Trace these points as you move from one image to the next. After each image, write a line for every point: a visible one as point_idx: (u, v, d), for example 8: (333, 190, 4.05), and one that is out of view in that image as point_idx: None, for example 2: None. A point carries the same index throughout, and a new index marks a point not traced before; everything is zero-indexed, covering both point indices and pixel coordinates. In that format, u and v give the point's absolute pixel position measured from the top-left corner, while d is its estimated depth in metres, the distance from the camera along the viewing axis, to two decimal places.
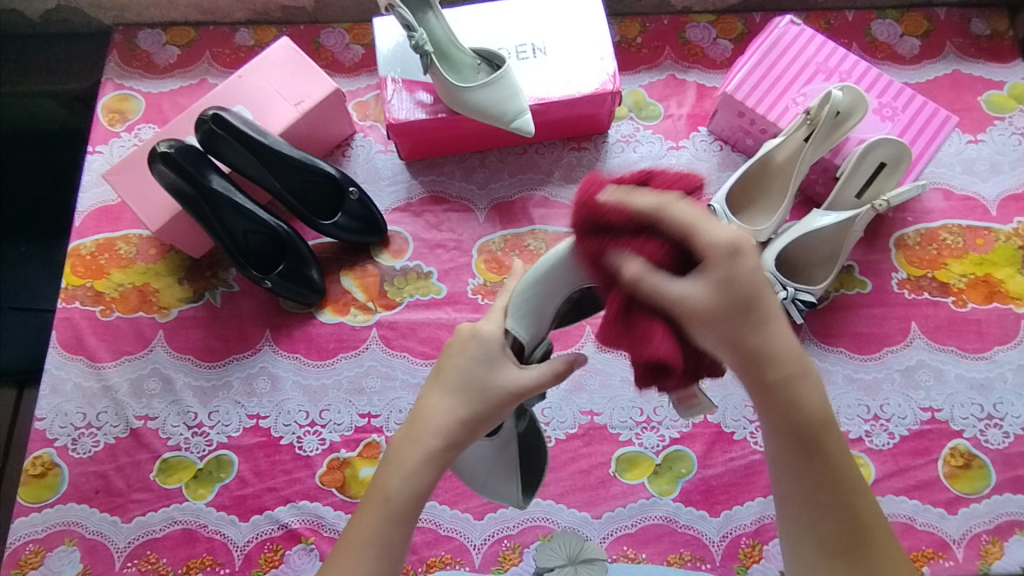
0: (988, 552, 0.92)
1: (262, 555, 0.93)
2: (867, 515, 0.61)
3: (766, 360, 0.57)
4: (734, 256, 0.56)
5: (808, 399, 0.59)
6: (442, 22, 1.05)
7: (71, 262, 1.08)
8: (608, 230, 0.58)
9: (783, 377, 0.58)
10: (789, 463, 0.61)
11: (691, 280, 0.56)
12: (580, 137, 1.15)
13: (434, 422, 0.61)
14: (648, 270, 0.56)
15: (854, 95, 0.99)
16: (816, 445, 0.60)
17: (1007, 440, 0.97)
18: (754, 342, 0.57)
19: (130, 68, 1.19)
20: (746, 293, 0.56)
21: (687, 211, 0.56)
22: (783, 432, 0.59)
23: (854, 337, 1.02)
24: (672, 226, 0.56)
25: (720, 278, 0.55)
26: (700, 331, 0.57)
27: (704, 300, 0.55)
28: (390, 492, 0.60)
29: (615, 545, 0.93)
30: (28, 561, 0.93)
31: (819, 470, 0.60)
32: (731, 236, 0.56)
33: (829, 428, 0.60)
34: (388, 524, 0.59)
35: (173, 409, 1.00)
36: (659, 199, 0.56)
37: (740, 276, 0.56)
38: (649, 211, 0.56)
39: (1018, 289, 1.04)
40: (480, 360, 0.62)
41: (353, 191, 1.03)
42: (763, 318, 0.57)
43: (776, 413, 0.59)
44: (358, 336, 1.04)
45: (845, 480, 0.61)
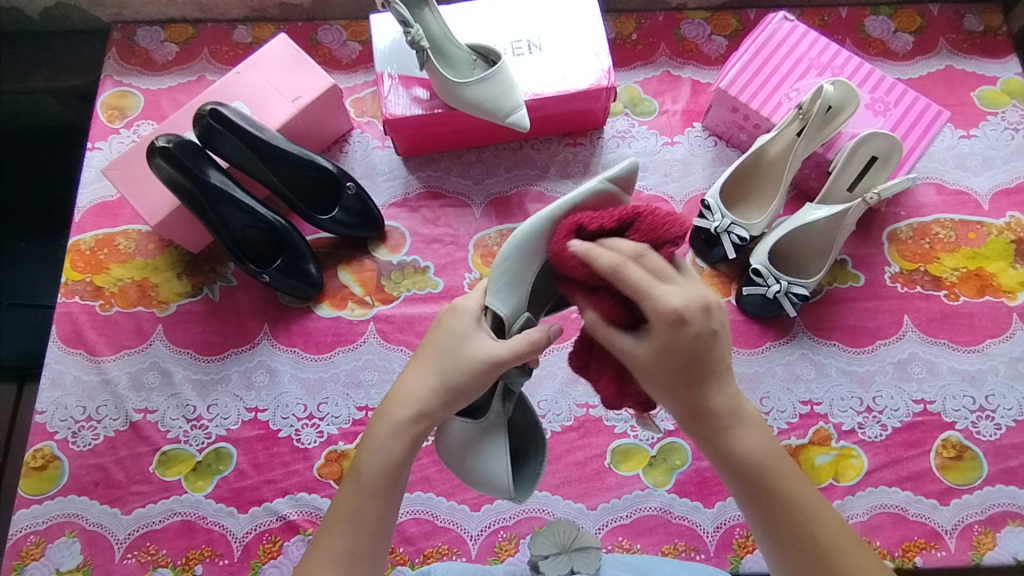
0: (980, 542, 0.92)
1: (260, 546, 0.94)
2: (830, 529, 0.59)
3: (703, 406, 0.59)
4: (679, 321, 0.56)
5: (741, 446, 0.60)
6: (437, 18, 1.05)
7: (71, 257, 1.09)
8: (583, 282, 0.62)
9: (716, 424, 0.60)
10: (741, 501, 0.61)
11: (634, 339, 0.59)
12: (576, 132, 1.15)
13: (408, 395, 0.63)
14: (600, 321, 0.61)
15: (846, 89, 0.99)
16: (762, 484, 0.59)
17: (999, 432, 0.97)
18: (694, 396, 0.59)
19: (129, 65, 1.20)
20: (690, 351, 0.57)
21: (635, 277, 0.56)
22: (729, 470, 0.60)
23: (847, 330, 1.03)
24: (627, 290, 0.57)
25: (658, 340, 0.57)
26: (643, 382, 0.60)
27: (641, 358, 0.58)
28: (361, 466, 0.62)
29: (610, 536, 0.93)
30: (29, 552, 0.94)
31: (772, 503, 0.59)
32: (680, 301, 0.56)
33: (773, 458, 0.60)
34: (362, 500, 0.61)
35: (173, 402, 1.01)
36: (618, 259, 0.57)
37: (683, 344, 0.57)
38: (609, 270, 0.57)
39: (1010, 282, 1.05)
40: (456, 333, 0.65)
41: (350, 186, 1.05)
42: (709, 373, 0.59)
43: (718, 456, 0.60)
44: (356, 329, 1.05)
45: (806, 505, 0.59)
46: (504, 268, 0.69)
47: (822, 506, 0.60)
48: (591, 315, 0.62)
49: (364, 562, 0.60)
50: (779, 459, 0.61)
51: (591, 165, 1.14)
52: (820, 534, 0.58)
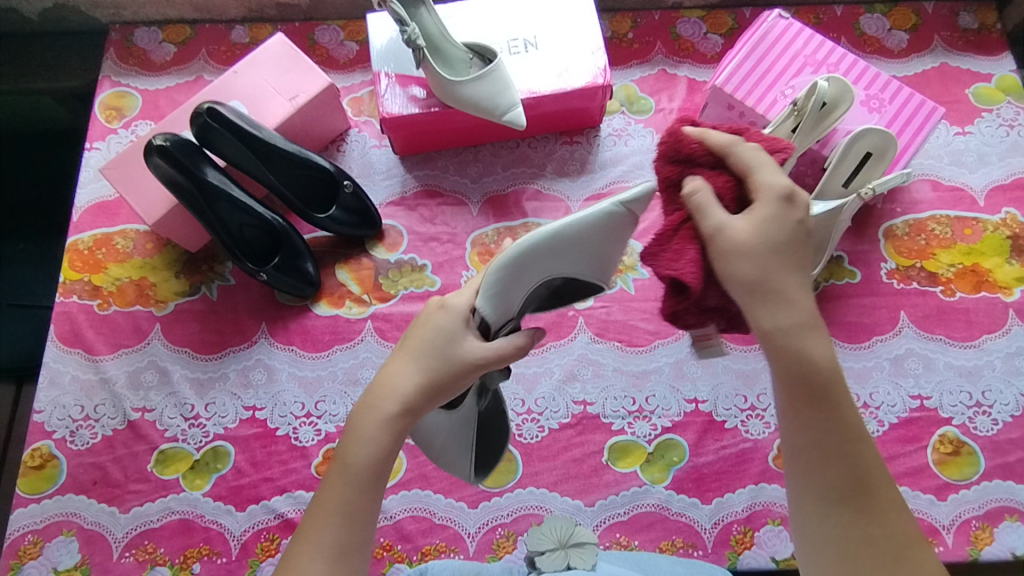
0: (978, 537, 0.92)
1: (258, 544, 0.94)
2: (875, 468, 0.58)
3: (781, 295, 0.59)
4: (784, 200, 0.61)
5: (812, 349, 0.59)
6: (434, 18, 1.06)
7: (69, 256, 1.09)
8: (692, 161, 0.66)
9: (798, 322, 0.59)
10: (791, 414, 0.59)
11: (733, 215, 0.61)
12: (572, 131, 1.16)
13: (394, 388, 0.62)
14: (702, 193, 0.62)
15: (840, 86, 1.00)
16: (817, 396, 0.58)
17: (996, 427, 0.98)
18: (778, 275, 0.59)
19: (127, 65, 1.20)
20: (789, 233, 0.61)
21: (750, 155, 0.63)
22: (788, 378, 0.59)
23: (844, 327, 1.03)
24: (736, 166, 0.64)
25: (764, 213, 0.60)
26: (732, 258, 0.60)
27: (735, 234, 0.60)
28: (350, 458, 0.60)
29: (608, 532, 0.94)
30: (27, 552, 0.94)
31: (824, 416, 0.58)
32: (784, 184, 0.62)
33: (836, 380, 0.59)
34: (351, 490, 0.59)
35: (171, 401, 1.01)
36: (733, 140, 0.64)
37: (785, 220, 0.61)
38: (722, 147, 0.64)
39: (1006, 278, 1.05)
40: (446, 329, 0.64)
41: (348, 184, 1.05)
42: (784, 272, 0.60)
43: (781, 359, 0.59)
44: (353, 328, 1.05)
45: (855, 432, 0.58)
46: (500, 276, 0.67)
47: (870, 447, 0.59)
48: (693, 188, 0.63)
49: (354, 555, 0.58)
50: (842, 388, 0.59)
51: (587, 163, 1.14)
52: (864, 467, 0.58)
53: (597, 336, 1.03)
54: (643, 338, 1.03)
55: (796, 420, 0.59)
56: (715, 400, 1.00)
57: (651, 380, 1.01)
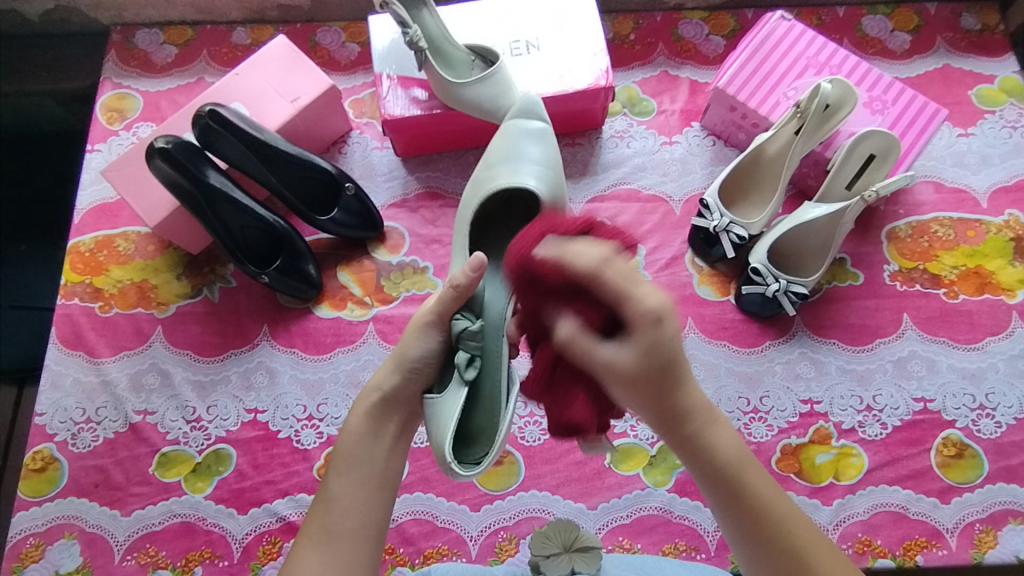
0: (982, 541, 0.92)
1: (260, 547, 0.94)
2: (807, 534, 0.61)
3: (682, 411, 0.61)
4: (657, 321, 0.54)
5: (719, 445, 0.63)
6: (436, 19, 1.05)
7: (70, 259, 1.09)
8: (547, 284, 0.55)
9: (701, 422, 0.62)
10: (715, 503, 0.64)
11: (614, 345, 0.56)
12: (574, 132, 1.16)
13: (377, 379, 0.74)
14: (579, 335, 0.55)
15: (843, 87, 1.00)
16: (735, 488, 0.62)
17: (999, 430, 0.97)
18: (673, 400, 0.60)
19: (129, 67, 1.20)
20: (671, 352, 0.56)
21: (620, 276, 0.53)
22: (706, 472, 0.63)
23: (846, 329, 1.03)
24: (607, 293, 0.54)
25: (644, 341, 0.55)
26: (617, 388, 0.57)
27: (625, 364, 0.55)
28: (344, 448, 0.71)
29: (610, 536, 0.93)
30: (28, 555, 0.94)
31: (746, 506, 0.62)
32: (659, 300, 0.54)
33: (747, 461, 0.64)
34: (342, 475, 0.68)
35: (172, 403, 1.01)
36: (600, 257, 0.53)
37: (665, 341, 0.55)
38: (587, 273, 0.53)
39: (1009, 280, 1.05)
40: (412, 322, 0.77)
41: (349, 186, 1.05)
42: (683, 375, 0.60)
43: (696, 456, 0.63)
44: (355, 330, 1.05)
45: (782, 508, 0.62)
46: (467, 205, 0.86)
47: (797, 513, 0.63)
48: (569, 331, 0.55)
49: (342, 541, 0.64)
50: (756, 464, 0.64)
51: (589, 164, 1.14)
52: (796, 538, 0.61)
53: None
54: None
55: (724, 511, 0.63)
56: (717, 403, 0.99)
57: None
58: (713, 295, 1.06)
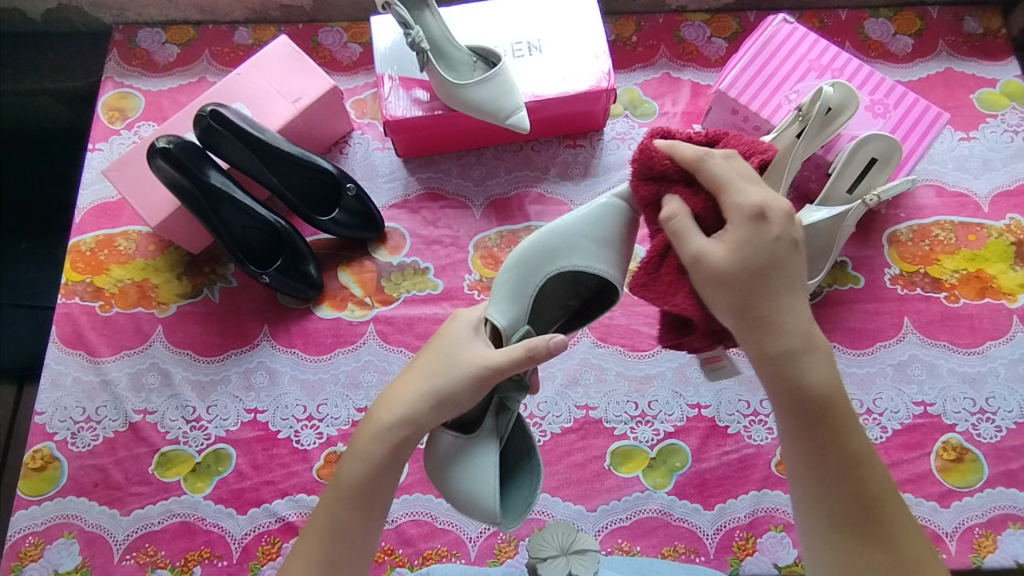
0: (982, 545, 0.92)
1: (259, 548, 0.93)
2: (880, 485, 0.60)
3: (773, 322, 0.60)
4: (760, 217, 0.61)
5: (812, 375, 0.60)
6: (438, 22, 1.06)
7: (71, 257, 1.09)
8: (663, 178, 0.69)
9: (792, 349, 0.60)
10: (791, 434, 0.61)
11: (710, 239, 0.63)
12: (576, 134, 1.16)
13: (397, 400, 0.67)
14: (682, 215, 0.65)
15: (845, 91, 1.00)
16: (821, 418, 0.60)
17: (999, 435, 0.97)
18: (772, 306, 0.61)
19: (130, 66, 1.20)
20: (768, 251, 0.61)
21: (715, 174, 0.64)
22: (790, 401, 0.60)
23: (847, 332, 1.03)
24: (706, 181, 0.65)
25: (736, 237, 0.61)
26: (707, 288, 0.63)
27: (716, 260, 0.61)
28: (345, 472, 0.66)
29: (610, 538, 0.93)
30: (27, 554, 0.94)
31: (825, 441, 0.60)
32: (760, 200, 0.62)
33: (840, 399, 0.61)
34: (342, 502, 0.65)
35: (172, 403, 1.01)
36: (703, 155, 0.65)
37: (762, 240, 0.61)
38: (691, 158, 0.66)
39: (1010, 285, 1.05)
40: (454, 341, 0.70)
41: (351, 187, 1.05)
42: (778, 284, 0.61)
43: (780, 383, 0.60)
44: (355, 330, 1.04)
45: (859, 452, 0.61)
46: (506, 281, 0.78)
47: (876, 467, 0.61)
48: (672, 206, 0.66)
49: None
50: (844, 403, 0.61)
51: (591, 166, 1.14)
52: (869, 492, 0.60)
53: (600, 341, 1.03)
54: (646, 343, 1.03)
55: (799, 449, 0.61)
56: (718, 405, 0.99)
57: (654, 385, 1.01)
58: None
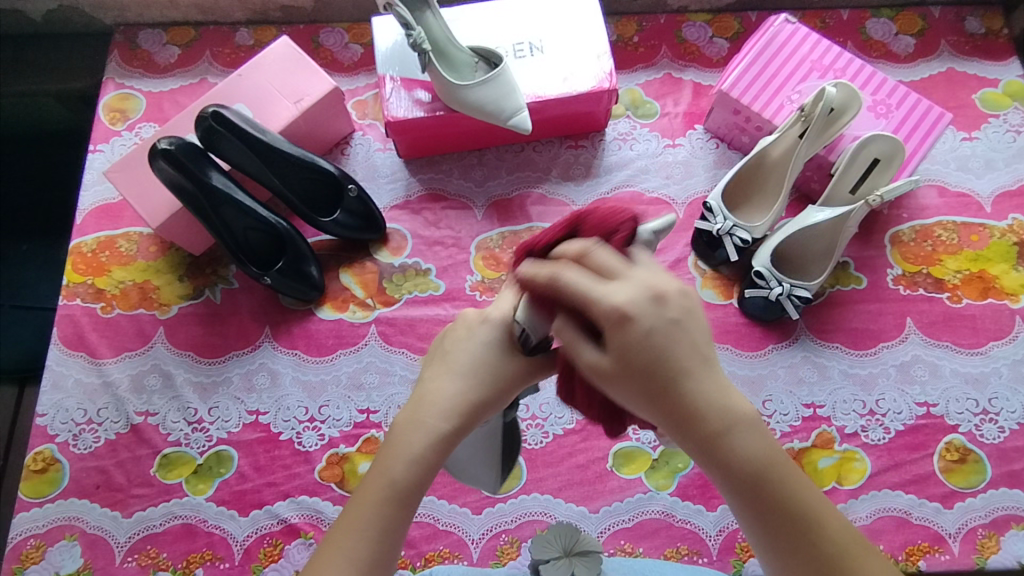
0: (984, 546, 0.92)
1: (261, 550, 0.93)
2: (841, 538, 0.53)
3: (692, 412, 0.51)
4: (624, 320, 0.49)
5: (740, 449, 0.52)
6: (439, 21, 1.06)
7: (73, 259, 1.09)
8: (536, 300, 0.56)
9: (712, 422, 0.51)
10: (733, 502, 0.54)
11: (597, 352, 0.51)
12: (577, 134, 1.15)
13: (442, 404, 0.59)
14: (569, 329, 0.53)
15: (848, 91, 1.00)
16: (760, 487, 0.52)
17: (1002, 435, 0.97)
18: (681, 400, 0.50)
19: (131, 67, 1.20)
20: (652, 351, 0.49)
21: (578, 280, 0.51)
22: (725, 480, 0.53)
23: (849, 333, 1.03)
24: (568, 297, 0.51)
25: (614, 346, 0.50)
26: (613, 395, 0.52)
27: (606, 371, 0.51)
28: (394, 475, 0.57)
29: (612, 540, 0.93)
30: (29, 555, 0.94)
31: (770, 505, 0.53)
32: (624, 297, 0.50)
33: (774, 460, 0.53)
34: (389, 509, 0.57)
35: (174, 404, 1.01)
36: (556, 268, 0.52)
37: (635, 343, 0.49)
38: (546, 280, 0.52)
39: (1013, 285, 1.05)
40: (495, 340, 0.61)
41: (352, 188, 1.04)
42: (677, 374, 0.50)
43: (707, 462, 0.52)
44: (356, 332, 1.04)
45: (811, 510, 0.53)
46: None
47: (820, 498, 0.54)
48: (561, 312, 0.53)
49: None
50: (781, 459, 0.53)
51: (593, 167, 1.13)
52: (825, 531, 0.53)
53: None
54: None
55: (745, 513, 0.54)
56: None
57: None
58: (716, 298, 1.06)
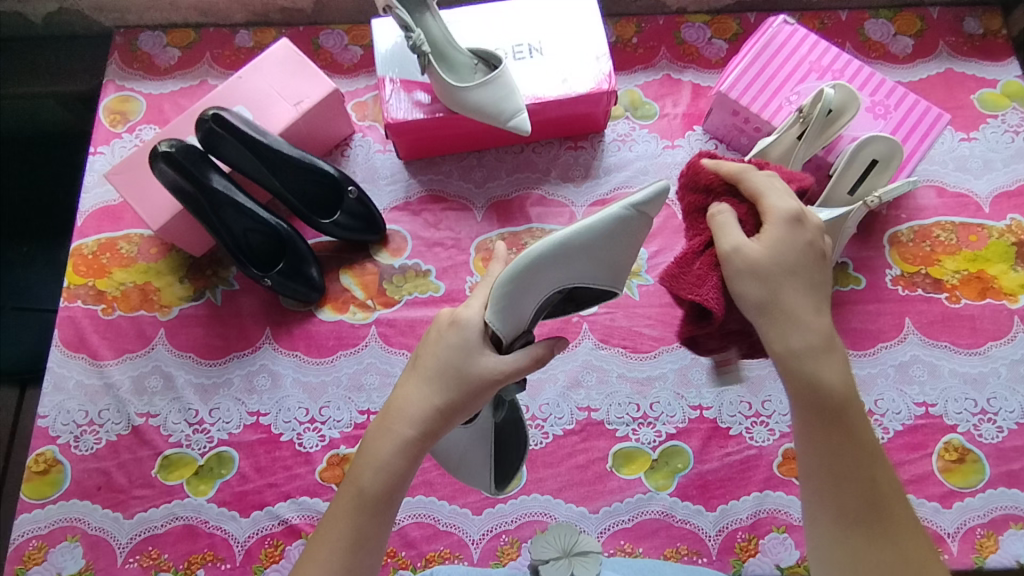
0: (983, 545, 0.92)
1: (262, 550, 0.94)
2: (890, 488, 0.64)
3: (794, 320, 0.65)
4: (795, 222, 0.68)
5: (829, 373, 0.64)
6: (438, 23, 1.06)
7: (74, 261, 1.09)
8: (709, 189, 0.76)
9: (814, 353, 0.64)
10: (812, 435, 0.64)
11: (747, 237, 0.68)
12: (577, 135, 1.16)
13: (408, 412, 0.64)
14: (728, 214, 0.69)
15: (846, 92, 1.00)
16: (839, 418, 0.64)
17: (1001, 435, 0.97)
18: (790, 296, 0.65)
19: (132, 69, 1.20)
20: (798, 253, 0.67)
21: (758, 182, 0.71)
22: (806, 398, 0.64)
23: (848, 333, 1.03)
24: (748, 190, 0.72)
25: (772, 236, 0.67)
26: (739, 279, 0.67)
27: (751, 251, 0.66)
28: (363, 483, 0.64)
29: (612, 540, 0.93)
30: (31, 557, 0.94)
31: (842, 438, 0.63)
32: (794, 207, 0.69)
33: (855, 402, 0.64)
34: (361, 515, 0.63)
35: (175, 406, 1.01)
36: (745, 168, 0.72)
37: (790, 240, 0.67)
38: (735, 173, 0.73)
39: (1011, 285, 1.05)
40: (463, 345, 0.66)
41: (352, 189, 1.05)
42: (791, 282, 0.66)
43: (796, 384, 0.65)
44: (357, 333, 1.05)
45: (872, 456, 0.64)
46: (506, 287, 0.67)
47: (885, 467, 0.65)
48: (719, 206, 0.71)
49: None
50: (861, 410, 0.65)
51: (592, 168, 1.14)
52: (879, 488, 0.63)
53: (602, 343, 1.03)
54: (647, 344, 1.03)
55: (817, 446, 0.64)
56: (720, 407, 0.99)
57: (656, 386, 1.01)
58: None
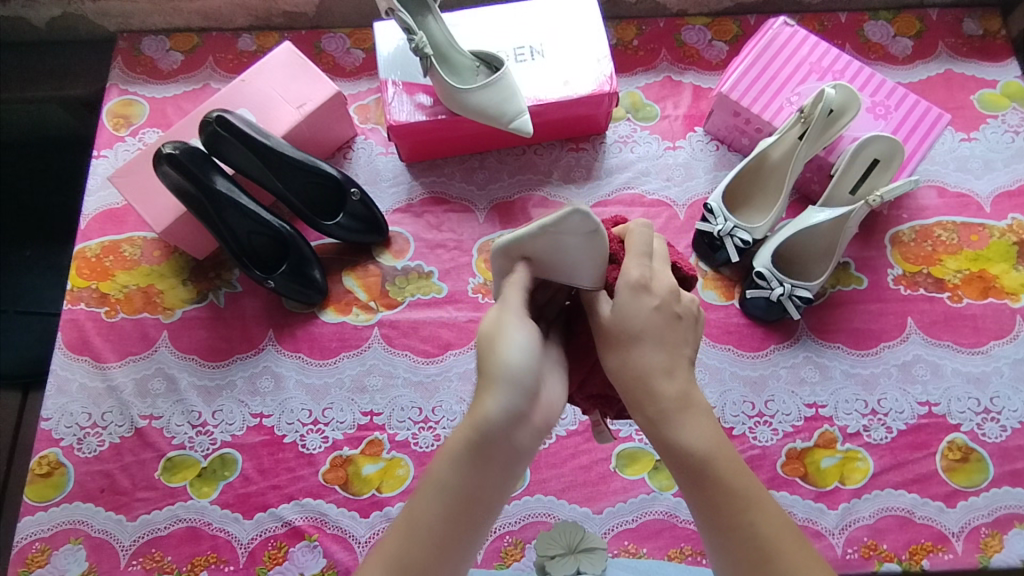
0: (987, 544, 0.92)
1: (265, 552, 0.93)
2: (774, 539, 0.58)
3: (649, 386, 0.60)
4: (633, 288, 0.62)
5: (693, 434, 0.60)
6: (440, 25, 1.07)
7: (77, 264, 1.09)
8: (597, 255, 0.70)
9: (670, 410, 0.60)
10: (686, 492, 0.60)
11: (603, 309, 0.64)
12: (578, 137, 1.16)
13: (471, 427, 0.56)
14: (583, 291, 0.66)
15: (847, 92, 1.00)
16: (702, 478, 0.59)
17: (1004, 434, 0.97)
18: (641, 365, 0.61)
19: (135, 73, 1.21)
20: (644, 318, 0.61)
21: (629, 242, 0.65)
22: (669, 458, 0.60)
23: (851, 333, 1.03)
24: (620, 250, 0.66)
25: (618, 302, 0.62)
26: (602, 351, 0.63)
27: (604, 321, 0.63)
28: (415, 507, 0.58)
29: (616, 540, 0.93)
30: (35, 559, 0.94)
31: (713, 496, 0.59)
32: (639, 271, 0.63)
33: (723, 457, 0.59)
34: (412, 542, 0.56)
35: (179, 408, 1.01)
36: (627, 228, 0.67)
37: (634, 308, 0.61)
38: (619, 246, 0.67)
39: (1013, 284, 1.05)
40: (498, 346, 0.57)
41: (355, 192, 1.05)
42: (649, 344, 0.61)
43: (662, 447, 0.61)
44: (360, 335, 1.05)
45: (750, 507, 0.58)
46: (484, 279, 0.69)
47: (770, 515, 0.59)
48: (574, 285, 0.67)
49: None
50: (732, 460, 0.60)
51: (593, 171, 1.14)
52: (763, 539, 0.58)
53: None
54: None
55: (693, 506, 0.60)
56: (723, 406, 1.00)
57: None
58: (717, 299, 1.06)
